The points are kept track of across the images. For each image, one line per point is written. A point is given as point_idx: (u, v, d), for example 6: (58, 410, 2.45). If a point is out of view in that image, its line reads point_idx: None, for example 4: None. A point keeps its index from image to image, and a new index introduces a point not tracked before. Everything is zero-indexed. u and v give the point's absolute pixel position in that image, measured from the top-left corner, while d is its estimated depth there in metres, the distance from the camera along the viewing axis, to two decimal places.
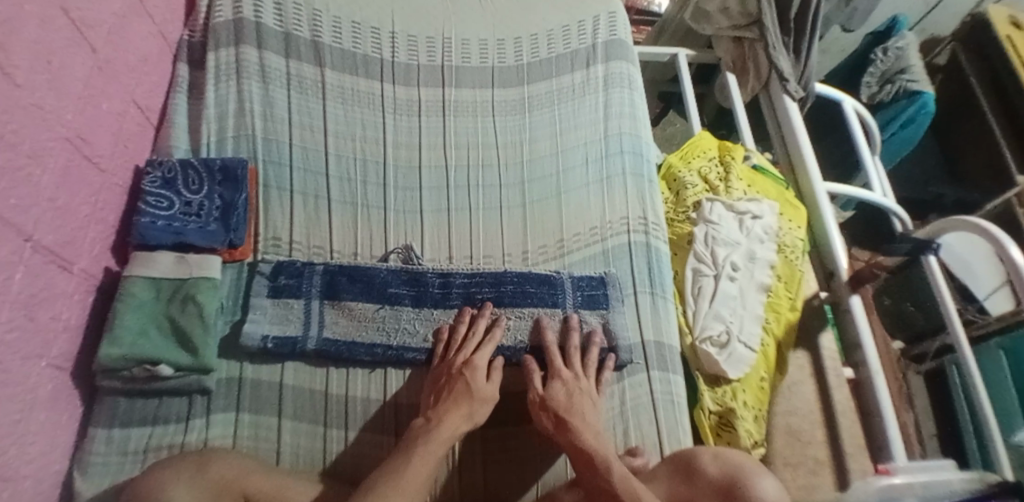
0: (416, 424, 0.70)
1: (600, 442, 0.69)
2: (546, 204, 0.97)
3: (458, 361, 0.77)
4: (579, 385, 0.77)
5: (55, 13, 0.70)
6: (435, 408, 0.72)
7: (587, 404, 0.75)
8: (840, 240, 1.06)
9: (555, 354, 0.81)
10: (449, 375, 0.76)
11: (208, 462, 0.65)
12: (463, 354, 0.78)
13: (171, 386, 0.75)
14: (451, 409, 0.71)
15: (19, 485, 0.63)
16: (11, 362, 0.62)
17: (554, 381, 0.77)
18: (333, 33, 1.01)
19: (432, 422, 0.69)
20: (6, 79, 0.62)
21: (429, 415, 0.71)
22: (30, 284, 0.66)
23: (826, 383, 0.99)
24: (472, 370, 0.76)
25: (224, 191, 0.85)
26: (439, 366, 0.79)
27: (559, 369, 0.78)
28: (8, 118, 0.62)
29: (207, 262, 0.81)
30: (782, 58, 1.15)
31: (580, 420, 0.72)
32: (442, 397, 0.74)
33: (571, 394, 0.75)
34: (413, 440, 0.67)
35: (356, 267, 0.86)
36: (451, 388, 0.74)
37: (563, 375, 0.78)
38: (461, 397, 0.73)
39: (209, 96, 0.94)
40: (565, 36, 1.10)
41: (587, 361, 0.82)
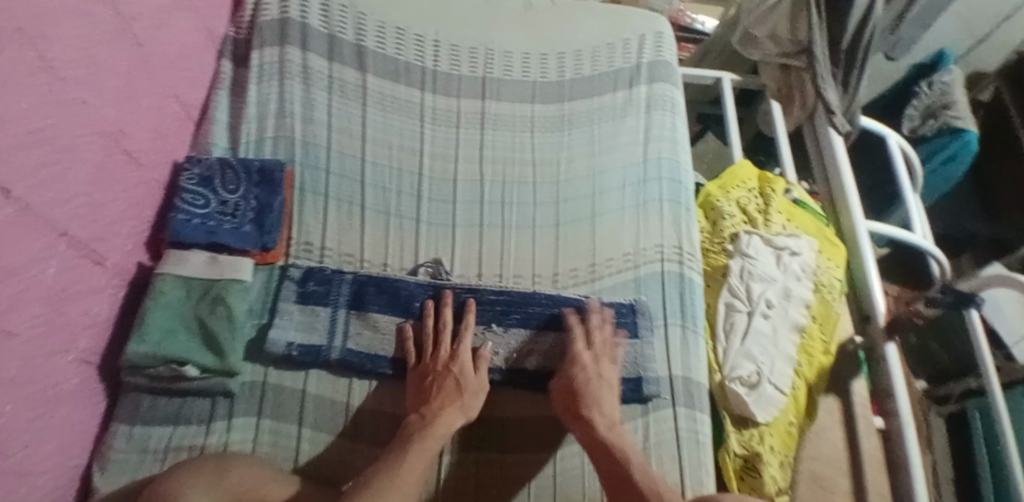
0: (411, 420, 0.70)
1: (612, 434, 0.71)
2: (579, 225, 0.95)
3: (442, 358, 0.78)
4: (597, 372, 0.79)
5: (100, 6, 0.70)
6: (429, 404, 0.72)
7: (606, 392, 0.77)
8: (879, 282, 1.03)
9: (580, 344, 0.81)
10: (437, 372, 0.76)
11: (227, 469, 0.64)
12: (446, 350, 0.79)
13: (195, 387, 0.74)
14: (445, 406, 0.72)
15: (35, 481, 0.65)
16: (36, 357, 0.63)
17: (573, 368, 0.78)
18: (377, 38, 1.00)
19: (428, 417, 0.70)
20: (48, 71, 0.62)
21: (423, 411, 0.72)
22: (61, 279, 0.67)
23: (855, 431, 0.96)
24: (460, 366, 0.77)
25: (259, 192, 0.84)
26: (424, 363, 0.78)
27: (580, 356, 0.79)
28: (48, 112, 0.62)
29: (239, 265, 0.80)
30: (830, 90, 1.12)
31: (597, 409, 0.74)
32: (431, 395, 0.74)
33: (588, 381, 0.77)
34: (410, 435, 0.67)
35: (384, 278, 0.85)
36: (441, 385, 0.74)
37: (584, 361, 0.79)
38: (451, 392, 0.74)
39: (251, 95, 0.93)
40: (609, 54, 1.08)
41: (607, 348, 0.82)
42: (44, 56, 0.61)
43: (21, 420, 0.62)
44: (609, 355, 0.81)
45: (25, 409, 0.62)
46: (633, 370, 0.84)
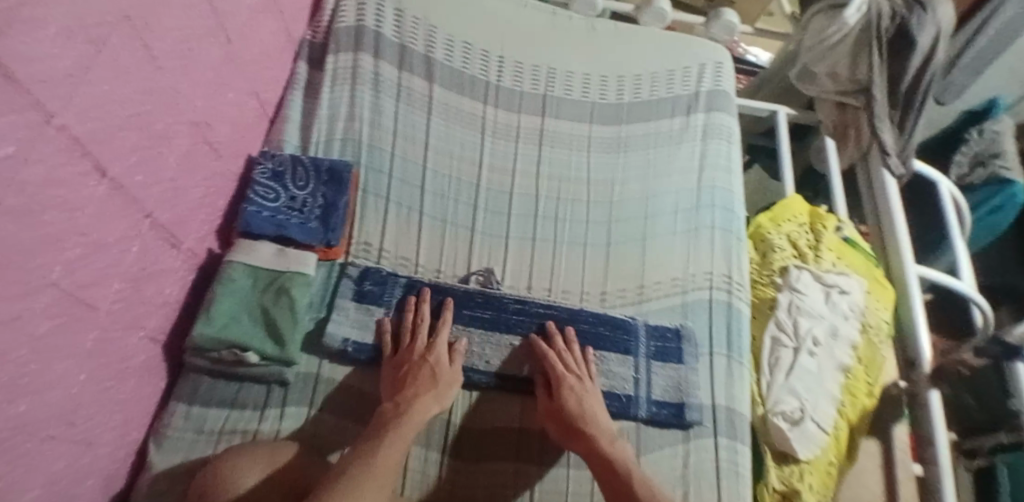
0: (385, 408, 0.70)
1: (616, 446, 0.72)
2: (630, 246, 0.96)
3: (418, 349, 0.78)
4: (586, 390, 0.78)
5: (200, 2, 0.74)
6: (404, 392, 0.72)
7: (599, 407, 0.77)
8: (926, 327, 1.02)
9: (556, 361, 0.80)
10: (413, 362, 0.77)
11: (277, 453, 0.67)
12: (423, 341, 0.79)
13: (255, 373, 0.77)
14: (420, 394, 0.72)
15: (98, 451, 0.68)
16: (113, 331, 0.67)
17: (564, 391, 0.77)
18: (445, 50, 1.04)
19: (403, 406, 0.70)
20: (150, 61, 0.66)
21: (398, 399, 0.72)
22: (142, 259, 0.70)
23: (894, 478, 0.94)
24: (435, 358, 0.77)
25: (327, 191, 0.87)
26: (400, 354, 0.79)
27: (565, 376, 0.79)
28: (146, 100, 0.66)
29: (304, 259, 0.83)
30: (887, 132, 1.12)
31: (595, 425, 0.74)
32: (406, 383, 0.74)
33: (580, 399, 0.77)
34: (385, 423, 0.67)
35: (437, 283, 0.87)
36: (416, 374, 0.75)
37: (568, 379, 0.79)
38: (425, 381, 0.74)
39: (324, 97, 0.97)
40: (669, 80, 1.09)
41: (584, 366, 0.82)
42: (148, 46, 0.65)
43: (93, 390, 0.65)
44: (587, 370, 0.82)
45: (97, 379, 0.66)
46: (677, 395, 0.84)
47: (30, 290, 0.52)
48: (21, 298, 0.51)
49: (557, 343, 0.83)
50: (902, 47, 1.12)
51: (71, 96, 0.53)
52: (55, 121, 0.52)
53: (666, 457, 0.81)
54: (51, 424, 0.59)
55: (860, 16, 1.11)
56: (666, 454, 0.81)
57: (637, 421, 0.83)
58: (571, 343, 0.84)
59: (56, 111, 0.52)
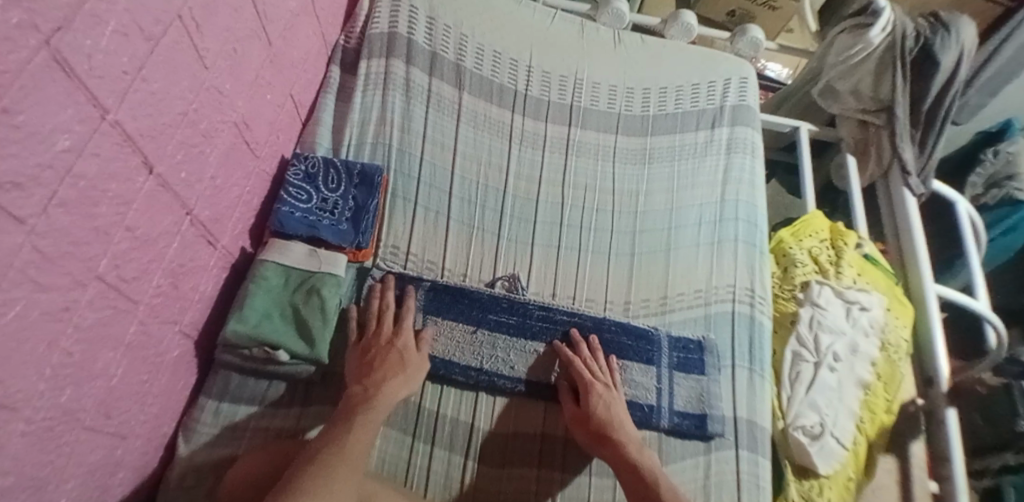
0: (354, 391, 0.71)
1: (643, 453, 0.74)
2: (653, 256, 0.97)
3: (385, 334, 0.80)
4: (613, 397, 0.80)
5: (246, 5, 0.75)
6: (372, 376, 0.73)
7: (625, 414, 0.79)
8: (943, 345, 1.03)
9: (584, 368, 0.81)
10: (380, 346, 0.78)
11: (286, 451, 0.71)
12: (390, 327, 0.81)
13: (285, 371, 0.78)
14: (388, 377, 0.74)
15: (131, 444, 0.69)
16: (151, 325, 0.68)
17: (594, 398, 0.78)
18: (475, 59, 1.07)
19: (371, 390, 0.71)
20: (198, 61, 0.67)
21: (366, 383, 0.73)
22: (181, 255, 0.72)
23: (912, 496, 0.94)
24: (403, 342, 0.79)
25: (358, 194, 0.89)
26: (366, 339, 0.80)
27: (593, 384, 0.80)
28: (193, 99, 0.68)
29: (335, 260, 0.85)
30: (907, 150, 1.15)
31: (622, 432, 0.76)
32: (373, 366, 0.75)
33: (609, 406, 0.78)
34: (354, 408, 0.69)
35: (462, 287, 0.88)
36: (384, 358, 0.76)
37: (597, 387, 0.80)
38: (395, 366, 0.76)
39: (356, 101, 1.00)
40: (693, 94, 1.11)
41: (609, 373, 0.83)
42: (198, 48, 0.67)
43: (130, 382, 0.66)
44: (612, 379, 0.83)
45: (135, 372, 0.67)
46: (699, 406, 0.85)
47: (78, 282, 0.53)
48: (69, 291, 0.52)
49: (584, 350, 0.84)
50: (924, 67, 1.13)
51: (124, 93, 0.55)
52: (110, 116, 0.53)
53: (688, 468, 0.81)
54: (91, 415, 0.60)
55: (886, 35, 1.11)
56: (687, 465, 0.82)
57: (659, 431, 0.84)
58: (595, 351, 0.85)
59: (110, 106, 0.53)
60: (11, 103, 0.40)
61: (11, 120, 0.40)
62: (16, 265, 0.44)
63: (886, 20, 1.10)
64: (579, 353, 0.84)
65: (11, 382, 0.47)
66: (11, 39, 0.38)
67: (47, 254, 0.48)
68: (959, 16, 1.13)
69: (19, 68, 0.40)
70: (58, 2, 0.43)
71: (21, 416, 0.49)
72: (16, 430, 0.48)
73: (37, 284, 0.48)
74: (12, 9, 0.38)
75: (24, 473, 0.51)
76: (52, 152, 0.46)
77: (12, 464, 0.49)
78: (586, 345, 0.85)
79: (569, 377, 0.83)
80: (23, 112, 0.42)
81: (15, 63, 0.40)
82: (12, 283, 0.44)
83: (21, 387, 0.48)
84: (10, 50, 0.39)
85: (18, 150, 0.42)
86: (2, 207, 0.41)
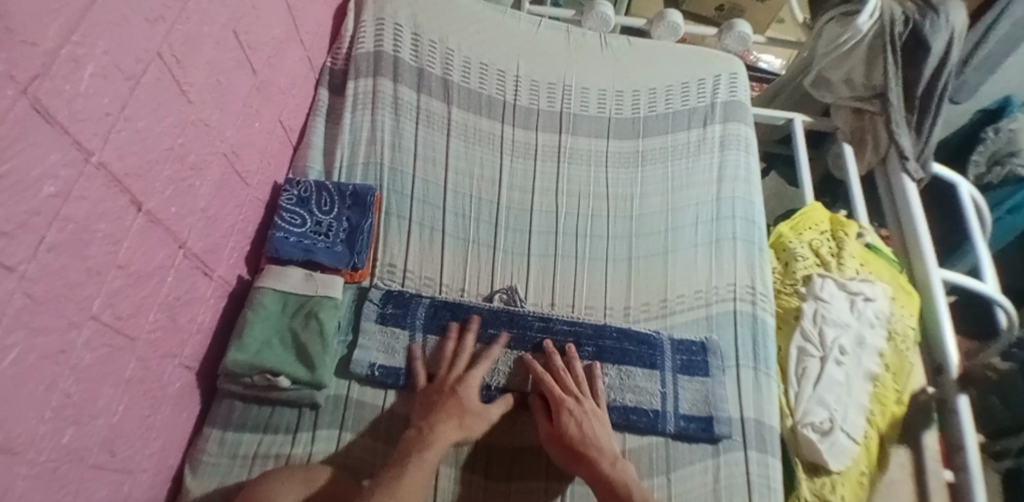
0: (410, 433, 0.72)
1: (618, 470, 0.72)
2: (652, 260, 0.96)
3: (451, 378, 0.79)
4: (586, 412, 0.78)
5: (228, 36, 0.76)
6: (428, 418, 0.74)
7: (600, 429, 0.77)
8: (951, 331, 1.01)
9: (554, 383, 0.80)
10: (443, 391, 0.78)
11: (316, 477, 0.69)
12: (458, 371, 0.80)
13: (287, 397, 0.78)
14: (445, 421, 0.73)
15: (137, 479, 0.69)
16: (150, 360, 0.68)
17: (565, 414, 0.77)
18: (462, 73, 1.07)
19: (426, 431, 0.72)
20: (182, 95, 0.68)
21: (422, 425, 0.73)
22: (177, 288, 0.72)
23: (927, 486, 0.91)
24: (466, 386, 0.78)
25: (352, 215, 0.90)
26: (434, 383, 0.80)
27: (564, 399, 0.78)
28: (180, 133, 0.68)
29: (331, 282, 0.85)
30: (904, 135, 1.14)
31: (595, 449, 0.74)
32: (434, 409, 0.75)
33: (581, 423, 0.76)
34: (408, 450, 0.69)
35: (459, 303, 0.88)
36: (445, 402, 0.76)
37: (568, 402, 0.78)
38: (452, 408, 0.75)
39: (346, 122, 1.00)
40: (683, 93, 1.10)
41: (583, 384, 0.82)
42: (181, 83, 0.67)
43: (132, 418, 0.66)
44: (587, 392, 0.81)
45: (136, 408, 0.67)
46: (705, 409, 0.84)
47: (73, 324, 0.54)
48: (64, 333, 0.53)
49: (558, 361, 0.83)
50: (914, 52, 1.12)
51: (109, 134, 0.55)
52: (95, 158, 0.54)
53: (697, 473, 0.81)
54: (94, 453, 0.60)
55: (875, 23, 1.10)
56: (696, 469, 0.81)
57: (665, 436, 0.83)
58: (570, 361, 0.84)
59: (95, 148, 0.54)
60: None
61: None
62: (10, 312, 0.45)
63: (874, 6, 1.09)
64: (556, 361, 0.83)
65: (12, 426, 0.47)
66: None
67: (40, 298, 0.49)
68: None
69: (2, 118, 0.41)
70: (36, 51, 0.44)
71: (25, 460, 0.49)
72: (19, 475, 0.49)
73: (33, 329, 0.48)
74: None
75: None
76: (40, 198, 0.47)
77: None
78: (581, 362, 0.85)
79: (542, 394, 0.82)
80: (7, 162, 0.42)
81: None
82: (7, 331, 0.45)
83: (23, 432, 0.49)
84: None
85: (4, 201, 0.42)
86: None
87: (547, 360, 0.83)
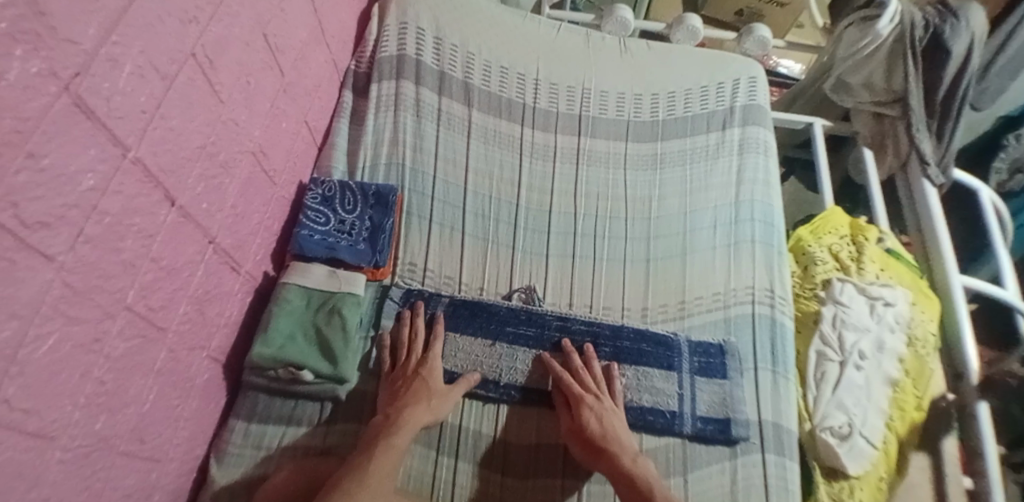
0: (377, 420, 0.75)
1: (638, 464, 0.74)
2: (670, 261, 0.97)
3: (413, 363, 0.82)
4: (606, 408, 0.79)
5: (256, 39, 0.78)
6: (395, 403, 0.76)
7: (619, 425, 0.79)
8: (971, 337, 1.00)
9: (573, 381, 0.81)
10: (405, 376, 0.81)
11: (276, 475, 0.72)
12: (417, 355, 0.83)
13: (310, 391, 0.80)
14: (413, 403, 0.76)
15: (165, 467, 0.71)
16: (180, 352, 0.71)
17: (585, 411, 0.78)
18: (482, 76, 1.08)
19: (393, 416, 0.74)
20: (214, 95, 0.70)
21: (389, 411, 0.76)
22: (206, 282, 0.74)
23: (946, 493, 0.90)
24: (429, 370, 0.81)
25: (374, 214, 0.92)
26: (397, 369, 0.82)
27: (583, 396, 0.79)
28: (211, 132, 0.70)
29: (354, 279, 0.87)
30: (924, 140, 1.13)
31: (616, 444, 0.76)
32: (399, 394, 0.78)
33: (601, 418, 0.78)
34: (377, 435, 0.72)
35: (478, 302, 0.89)
36: (409, 386, 0.79)
37: (588, 399, 0.79)
38: (419, 392, 0.78)
39: (369, 124, 1.02)
40: (702, 96, 1.11)
41: (599, 382, 0.83)
42: (212, 83, 0.69)
43: (160, 408, 0.68)
44: (606, 390, 0.83)
45: (165, 398, 0.69)
46: (723, 411, 0.84)
47: (107, 314, 0.56)
48: (98, 323, 0.55)
49: (576, 360, 0.84)
50: (935, 56, 1.12)
51: (144, 131, 0.57)
52: (131, 154, 0.56)
53: (713, 474, 0.81)
54: (124, 440, 0.63)
55: (895, 26, 1.10)
56: (712, 472, 0.81)
57: (682, 437, 0.83)
58: (588, 360, 0.85)
59: (131, 144, 0.56)
60: (34, 147, 0.43)
61: (36, 164, 0.43)
62: (47, 302, 0.48)
63: (894, 10, 1.09)
64: (575, 360, 0.85)
65: (45, 412, 0.50)
66: (31, 88, 0.41)
67: (76, 289, 0.51)
68: (968, 2, 1.11)
69: (41, 114, 0.43)
70: (75, 50, 0.46)
71: (57, 445, 0.52)
72: (54, 460, 0.52)
73: (69, 318, 0.51)
74: (32, 59, 0.41)
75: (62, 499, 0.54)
76: (78, 192, 0.49)
77: (50, 490, 0.52)
78: (598, 363, 0.85)
79: (561, 392, 0.83)
80: (46, 156, 0.45)
81: (36, 110, 0.43)
82: (44, 319, 0.48)
83: (57, 417, 0.52)
84: (30, 99, 0.41)
85: (43, 194, 0.45)
86: (31, 244, 0.44)
87: (565, 359, 0.85)
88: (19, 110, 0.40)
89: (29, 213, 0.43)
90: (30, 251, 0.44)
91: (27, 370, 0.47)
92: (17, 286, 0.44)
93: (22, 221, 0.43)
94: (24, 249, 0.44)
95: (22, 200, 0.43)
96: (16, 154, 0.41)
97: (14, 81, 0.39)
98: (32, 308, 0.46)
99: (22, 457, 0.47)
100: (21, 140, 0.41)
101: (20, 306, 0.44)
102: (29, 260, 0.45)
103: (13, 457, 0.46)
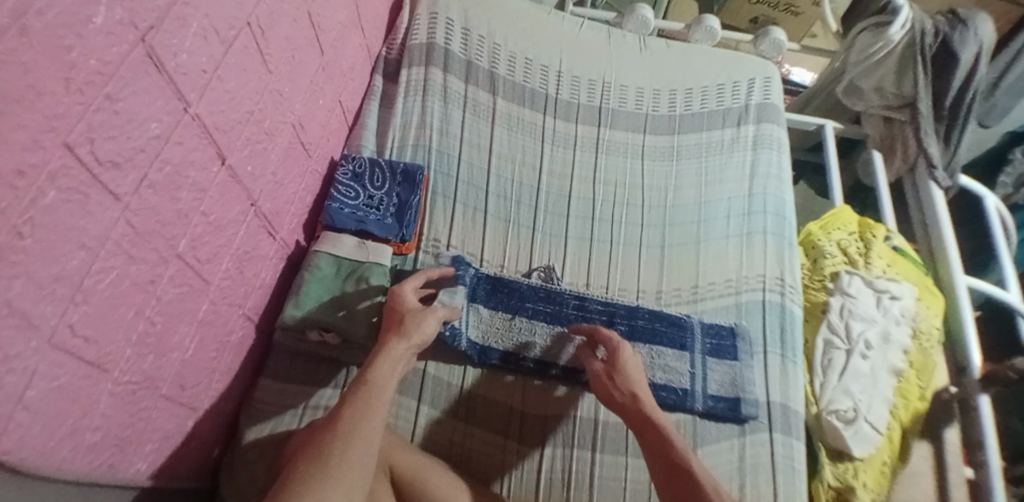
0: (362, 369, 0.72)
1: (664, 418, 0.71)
2: (684, 248, 1.01)
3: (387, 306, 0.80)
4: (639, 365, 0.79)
5: (302, 17, 0.82)
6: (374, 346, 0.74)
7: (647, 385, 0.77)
8: (975, 334, 1.03)
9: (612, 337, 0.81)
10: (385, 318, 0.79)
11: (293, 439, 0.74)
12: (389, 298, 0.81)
13: (337, 355, 0.85)
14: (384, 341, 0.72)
15: (200, 417, 0.74)
16: (219, 306, 0.74)
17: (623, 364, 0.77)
18: (508, 66, 1.13)
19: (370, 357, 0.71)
20: (264, 65, 0.74)
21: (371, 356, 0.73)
22: (245, 243, 0.78)
23: (947, 482, 0.92)
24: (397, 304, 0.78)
25: (401, 191, 0.95)
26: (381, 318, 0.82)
27: (621, 352, 0.79)
28: (259, 100, 0.75)
29: (381, 251, 0.91)
30: (932, 143, 1.17)
31: (646, 395, 0.74)
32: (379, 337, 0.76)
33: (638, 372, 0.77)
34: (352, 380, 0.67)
35: (501, 278, 0.92)
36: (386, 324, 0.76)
37: (625, 354, 0.79)
38: (392, 327, 0.75)
39: (398, 107, 1.07)
40: (718, 94, 1.15)
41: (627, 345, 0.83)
42: (263, 53, 0.73)
43: (200, 359, 0.71)
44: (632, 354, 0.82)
45: (204, 351, 0.72)
46: (732, 391, 0.87)
47: (162, 258, 0.59)
48: (154, 266, 0.58)
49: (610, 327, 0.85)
50: (944, 63, 1.16)
51: (204, 89, 0.61)
52: (191, 110, 0.60)
53: (723, 449, 0.84)
54: (167, 385, 0.65)
55: (906, 32, 1.14)
56: (721, 447, 0.84)
57: (693, 413, 0.86)
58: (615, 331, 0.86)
59: (192, 101, 0.60)
60: (112, 90, 0.47)
61: (112, 106, 0.47)
62: (113, 238, 0.51)
63: (904, 17, 1.13)
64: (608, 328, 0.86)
65: (103, 343, 0.53)
66: (113, 34, 0.45)
67: (139, 230, 0.54)
68: (977, 11, 1.16)
69: (120, 60, 0.47)
70: (152, 5, 0.50)
71: (110, 377, 0.55)
72: (105, 390, 0.54)
73: (130, 257, 0.54)
74: (113, 8, 0.44)
75: (109, 432, 0.57)
76: (145, 138, 0.52)
77: (102, 421, 0.55)
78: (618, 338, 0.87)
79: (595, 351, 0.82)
80: (122, 100, 0.48)
81: (116, 56, 0.46)
82: (109, 254, 0.51)
83: (112, 350, 0.54)
84: (111, 44, 0.45)
85: (117, 135, 0.48)
86: (103, 182, 0.47)
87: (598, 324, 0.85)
88: (103, 54, 0.44)
89: (102, 150, 0.46)
90: (102, 188, 0.48)
91: (90, 300, 0.49)
92: (89, 220, 0.47)
93: (97, 158, 0.46)
94: (96, 185, 0.47)
95: (98, 138, 0.46)
96: (96, 94, 0.45)
97: (101, 26, 0.43)
98: (100, 242, 0.49)
99: (82, 384, 0.51)
100: (101, 82, 0.45)
101: (90, 238, 0.47)
102: (100, 196, 0.48)
103: (70, 383, 0.49)
